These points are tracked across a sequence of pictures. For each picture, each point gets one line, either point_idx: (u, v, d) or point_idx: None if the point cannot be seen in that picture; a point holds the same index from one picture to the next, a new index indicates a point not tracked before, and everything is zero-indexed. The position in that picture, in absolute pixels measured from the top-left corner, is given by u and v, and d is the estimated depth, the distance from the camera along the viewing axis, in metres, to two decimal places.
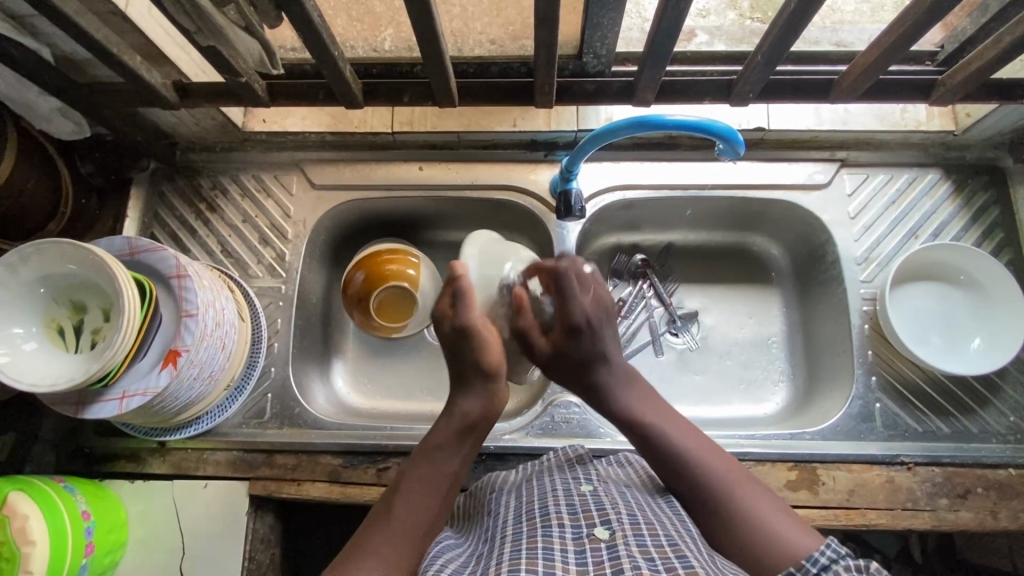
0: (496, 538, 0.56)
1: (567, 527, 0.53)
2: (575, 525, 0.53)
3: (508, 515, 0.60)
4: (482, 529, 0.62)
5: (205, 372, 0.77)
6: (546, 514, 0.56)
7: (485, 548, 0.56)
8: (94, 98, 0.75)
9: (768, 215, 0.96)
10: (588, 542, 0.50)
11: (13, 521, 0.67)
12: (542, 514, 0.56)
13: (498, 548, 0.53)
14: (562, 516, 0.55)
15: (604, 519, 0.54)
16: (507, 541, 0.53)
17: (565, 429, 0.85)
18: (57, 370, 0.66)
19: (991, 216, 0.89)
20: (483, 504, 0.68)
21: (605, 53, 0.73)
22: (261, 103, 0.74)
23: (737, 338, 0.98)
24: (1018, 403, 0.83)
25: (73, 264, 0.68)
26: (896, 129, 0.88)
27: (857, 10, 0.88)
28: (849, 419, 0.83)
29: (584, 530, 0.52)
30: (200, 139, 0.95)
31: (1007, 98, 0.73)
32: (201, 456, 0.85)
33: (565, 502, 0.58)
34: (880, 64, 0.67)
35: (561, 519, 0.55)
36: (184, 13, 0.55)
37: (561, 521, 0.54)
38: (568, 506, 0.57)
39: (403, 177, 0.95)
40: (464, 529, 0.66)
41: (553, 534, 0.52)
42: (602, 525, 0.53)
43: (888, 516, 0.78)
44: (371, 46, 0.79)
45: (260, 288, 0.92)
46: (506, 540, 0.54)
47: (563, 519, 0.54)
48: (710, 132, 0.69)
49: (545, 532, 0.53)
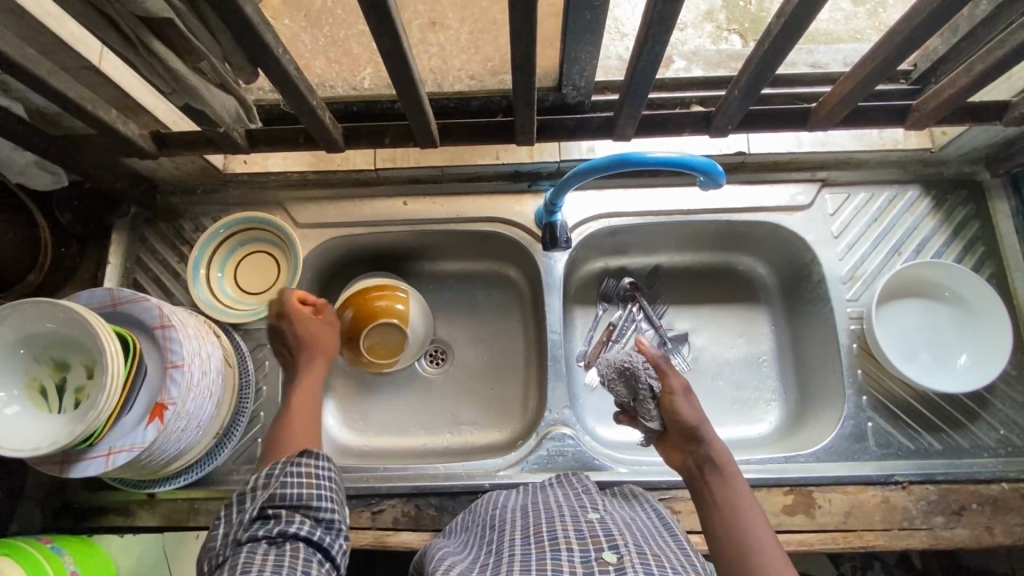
0: (502, 551, 0.56)
1: (575, 551, 0.53)
2: (583, 549, 0.53)
3: (515, 533, 0.59)
4: (482, 538, 0.63)
5: (193, 423, 0.76)
6: (553, 537, 0.56)
7: (489, 560, 0.56)
8: (71, 151, 0.74)
9: (753, 236, 0.96)
10: (597, 566, 0.50)
11: None
12: (548, 537, 0.56)
13: (503, 564, 0.53)
14: (570, 540, 0.55)
15: (612, 543, 0.53)
16: (514, 561, 0.53)
17: (560, 463, 0.84)
18: (41, 433, 0.65)
19: (972, 230, 0.90)
20: (485, 517, 0.68)
21: (584, 85, 0.73)
22: (241, 150, 0.74)
23: (727, 358, 0.98)
24: (1008, 417, 0.83)
25: (52, 322, 0.67)
26: (874, 149, 0.89)
27: (831, 18, 0.90)
28: (842, 440, 0.84)
29: (592, 554, 0.52)
30: (182, 181, 0.94)
31: (980, 120, 0.73)
32: (191, 506, 0.83)
33: (572, 528, 0.57)
34: (854, 96, 0.68)
35: (569, 543, 0.54)
36: (158, 74, 0.55)
37: (569, 545, 0.54)
38: (576, 531, 0.56)
39: (388, 213, 0.94)
40: (464, 538, 0.67)
41: (562, 557, 0.52)
42: (610, 548, 0.52)
43: (886, 537, 0.78)
44: (350, 85, 0.78)
45: (247, 330, 0.91)
46: (512, 559, 0.54)
47: (571, 543, 0.54)
48: (692, 168, 0.69)
49: (554, 555, 0.52)
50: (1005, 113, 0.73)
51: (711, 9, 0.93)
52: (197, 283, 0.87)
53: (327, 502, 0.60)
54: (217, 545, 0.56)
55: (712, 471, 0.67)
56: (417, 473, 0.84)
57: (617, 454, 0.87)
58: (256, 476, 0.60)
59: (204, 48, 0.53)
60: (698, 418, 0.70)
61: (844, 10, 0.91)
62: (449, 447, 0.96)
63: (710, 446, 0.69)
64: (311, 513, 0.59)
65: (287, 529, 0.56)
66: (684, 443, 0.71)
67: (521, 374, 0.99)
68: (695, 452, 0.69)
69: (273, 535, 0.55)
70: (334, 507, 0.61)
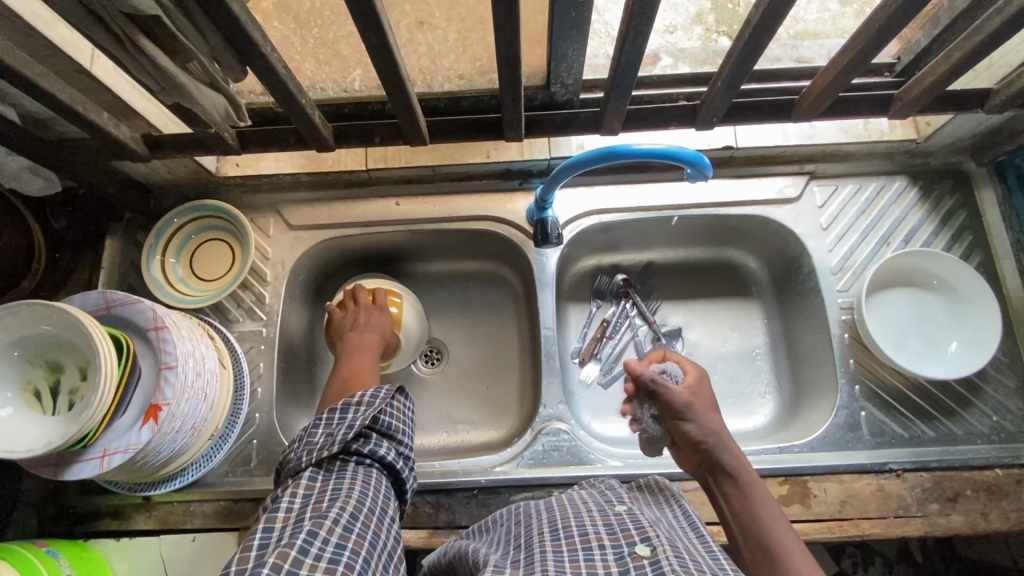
0: (531, 549, 0.56)
1: (607, 548, 0.52)
2: (615, 545, 0.53)
3: (541, 528, 0.59)
4: (509, 536, 0.63)
5: (187, 424, 0.76)
6: (584, 534, 0.56)
7: (518, 554, 0.56)
8: (63, 155, 0.75)
9: (744, 230, 0.97)
10: (631, 562, 0.49)
11: None
12: (579, 534, 0.56)
13: (534, 560, 0.53)
14: (600, 536, 0.55)
15: (644, 536, 0.53)
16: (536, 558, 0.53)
17: (556, 458, 0.84)
18: (36, 435, 0.65)
19: (959, 219, 0.91)
20: (507, 520, 0.68)
21: (573, 83, 0.74)
22: (233, 151, 0.74)
23: (721, 353, 0.99)
24: (1000, 403, 0.84)
25: (49, 325, 0.67)
26: (860, 141, 0.90)
27: (820, 18, 0.91)
28: (836, 429, 0.84)
29: (625, 549, 0.51)
30: (175, 186, 0.95)
31: (962, 109, 0.74)
32: (187, 508, 0.83)
33: (602, 522, 0.57)
34: (838, 85, 0.68)
35: (600, 540, 0.54)
36: (148, 73, 0.55)
37: (601, 542, 0.54)
38: (605, 526, 0.57)
39: (382, 214, 0.95)
40: (489, 538, 0.66)
41: (595, 557, 0.52)
42: (642, 542, 0.52)
43: (882, 525, 0.78)
44: (341, 87, 0.79)
45: (241, 332, 0.91)
46: (540, 556, 0.53)
47: (602, 540, 0.54)
48: (680, 159, 0.69)
49: (587, 555, 0.52)
50: (986, 101, 0.73)
51: (700, 12, 0.93)
52: (161, 287, 0.89)
53: (406, 437, 0.70)
54: (313, 439, 0.63)
55: (725, 476, 0.68)
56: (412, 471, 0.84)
57: (612, 448, 0.87)
58: (361, 395, 0.68)
59: (193, 47, 0.53)
60: (706, 432, 0.70)
61: (832, 10, 0.92)
62: (446, 446, 0.96)
63: (723, 457, 0.68)
64: (394, 443, 0.68)
65: (377, 452, 0.65)
66: (694, 456, 0.71)
67: (516, 372, 0.99)
68: (705, 462, 0.69)
69: (364, 454, 0.64)
70: (410, 444, 0.70)
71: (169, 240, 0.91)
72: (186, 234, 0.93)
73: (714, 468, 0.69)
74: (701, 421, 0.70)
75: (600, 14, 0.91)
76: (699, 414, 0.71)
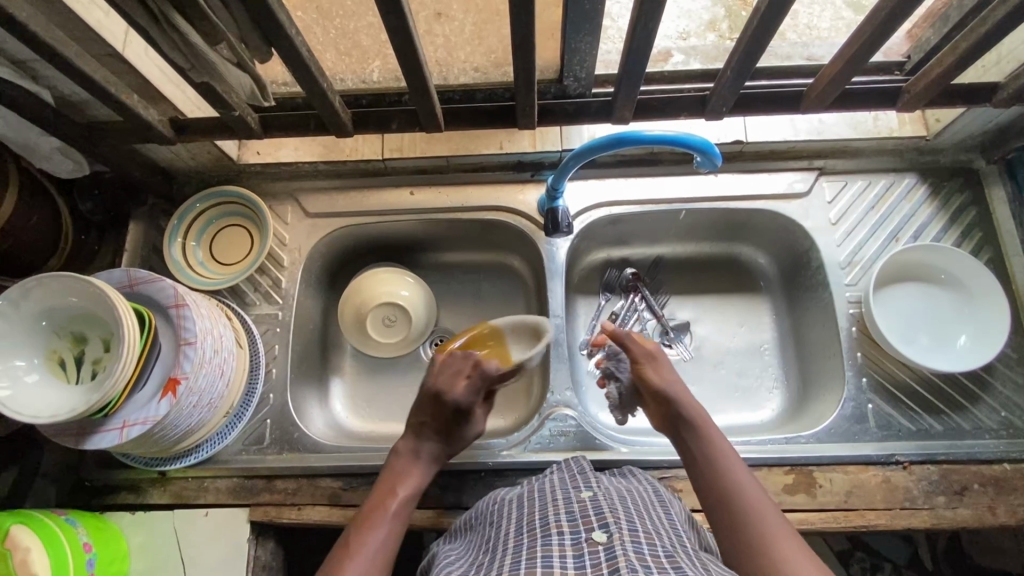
0: (497, 547, 0.58)
1: (566, 534, 0.55)
2: (574, 531, 0.55)
3: (509, 525, 0.61)
4: (482, 538, 0.64)
5: (204, 400, 0.78)
6: (545, 523, 0.58)
7: (484, 558, 0.58)
8: (93, 137, 0.78)
9: (754, 225, 0.98)
10: (587, 547, 0.52)
11: (15, 554, 0.67)
12: (541, 524, 0.58)
13: (498, 559, 0.55)
14: (561, 524, 0.57)
15: (603, 522, 0.55)
16: (508, 552, 0.55)
17: (562, 443, 0.85)
18: (59, 401, 0.67)
19: (969, 216, 0.91)
20: (484, 516, 0.70)
21: (585, 77, 0.76)
22: (255, 135, 0.77)
23: (729, 347, 0.99)
24: (1009, 399, 0.84)
25: (76, 297, 0.69)
26: (870, 136, 0.90)
27: (833, 27, 0.89)
28: (842, 421, 0.84)
29: (582, 535, 0.54)
30: (197, 172, 0.98)
31: (969, 102, 0.75)
32: (201, 484, 0.85)
33: (564, 510, 0.59)
34: (844, 76, 0.70)
35: (560, 527, 0.56)
36: (179, 51, 0.58)
37: (560, 529, 0.56)
38: (568, 513, 0.58)
39: (396, 203, 0.97)
40: (468, 538, 0.68)
41: (552, 542, 0.54)
42: (600, 528, 0.54)
43: (887, 516, 0.78)
44: (360, 78, 0.83)
45: (258, 315, 0.94)
46: (506, 551, 0.55)
47: (562, 527, 0.56)
48: (688, 146, 0.71)
49: (545, 541, 0.54)
50: (994, 95, 0.74)
51: (713, 19, 0.93)
52: (182, 269, 0.92)
53: None
54: None
55: (688, 427, 0.70)
56: None
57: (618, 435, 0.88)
58: None
59: (222, 27, 0.56)
60: (666, 381, 0.74)
61: (846, 18, 0.89)
62: None
63: (683, 405, 0.72)
64: None
65: None
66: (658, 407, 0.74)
67: None
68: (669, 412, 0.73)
69: None
70: None
71: (191, 225, 0.94)
72: (207, 221, 0.95)
73: (677, 422, 0.72)
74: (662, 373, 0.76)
75: (613, 18, 0.91)
76: (659, 366, 0.77)
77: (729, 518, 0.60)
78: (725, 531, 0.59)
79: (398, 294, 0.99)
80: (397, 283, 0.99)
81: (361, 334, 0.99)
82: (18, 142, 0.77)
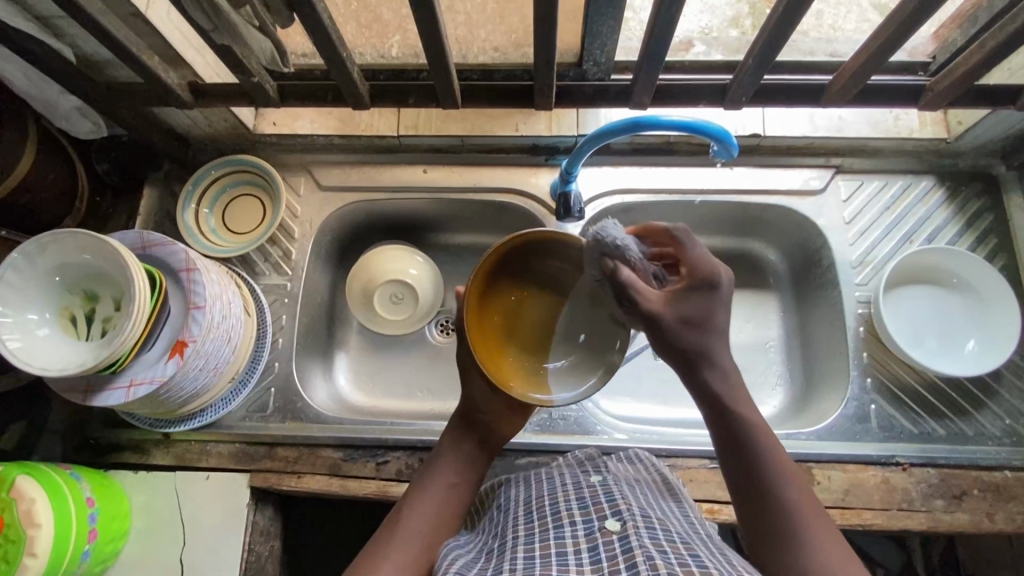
0: (505, 534, 0.58)
1: (579, 523, 0.54)
2: (586, 519, 0.54)
3: (517, 511, 0.61)
4: (490, 525, 0.64)
5: (210, 364, 0.79)
6: (556, 512, 0.58)
7: (495, 544, 0.58)
8: (114, 97, 0.78)
9: (767, 221, 0.97)
10: (600, 537, 0.51)
11: (19, 504, 0.68)
12: (551, 512, 0.58)
13: (510, 547, 0.55)
14: (573, 512, 0.57)
15: (616, 510, 0.55)
16: (518, 543, 0.55)
17: (562, 426, 0.86)
18: (69, 355, 0.68)
19: (985, 222, 0.90)
20: (492, 501, 0.70)
21: (604, 61, 0.75)
22: (273, 103, 0.77)
23: (735, 342, 0.99)
24: (1014, 407, 0.83)
25: (89, 254, 0.70)
26: (889, 136, 0.89)
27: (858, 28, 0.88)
28: (845, 420, 0.84)
29: (595, 524, 0.53)
30: (213, 141, 0.98)
31: (994, 104, 0.75)
32: (203, 448, 0.86)
33: (574, 497, 0.60)
34: (868, 70, 0.69)
35: (573, 516, 0.56)
36: (203, 12, 0.59)
37: (572, 519, 0.56)
38: (578, 502, 0.58)
39: (409, 180, 0.97)
40: (475, 526, 0.68)
41: (565, 534, 0.53)
42: (613, 516, 0.54)
43: (884, 517, 0.78)
44: (379, 52, 0.82)
45: (267, 285, 0.94)
46: (517, 541, 0.55)
47: (575, 515, 0.56)
48: (705, 133, 0.71)
49: (558, 533, 0.54)
50: (1018, 97, 0.74)
51: (736, 16, 0.92)
52: (194, 235, 0.93)
53: None
54: None
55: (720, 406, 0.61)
56: (423, 428, 0.86)
57: (618, 422, 0.88)
58: None
59: None
60: (693, 347, 0.61)
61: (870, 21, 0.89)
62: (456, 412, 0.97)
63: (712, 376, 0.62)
64: None
65: None
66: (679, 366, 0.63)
67: None
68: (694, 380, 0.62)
69: None
70: None
71: (203, 193, 0.95)
72: (218, 189, 0.95)
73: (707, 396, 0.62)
74: (686, 334, 0.61)
75: (634, 11, 0.88)
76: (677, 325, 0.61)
77: (776, 524, 0.54)
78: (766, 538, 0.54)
79: (409, 273, 1.01)
80: (409, 263, 1.01)
81: (368, 309, 1.01)
82: (38, 99, 0.78)
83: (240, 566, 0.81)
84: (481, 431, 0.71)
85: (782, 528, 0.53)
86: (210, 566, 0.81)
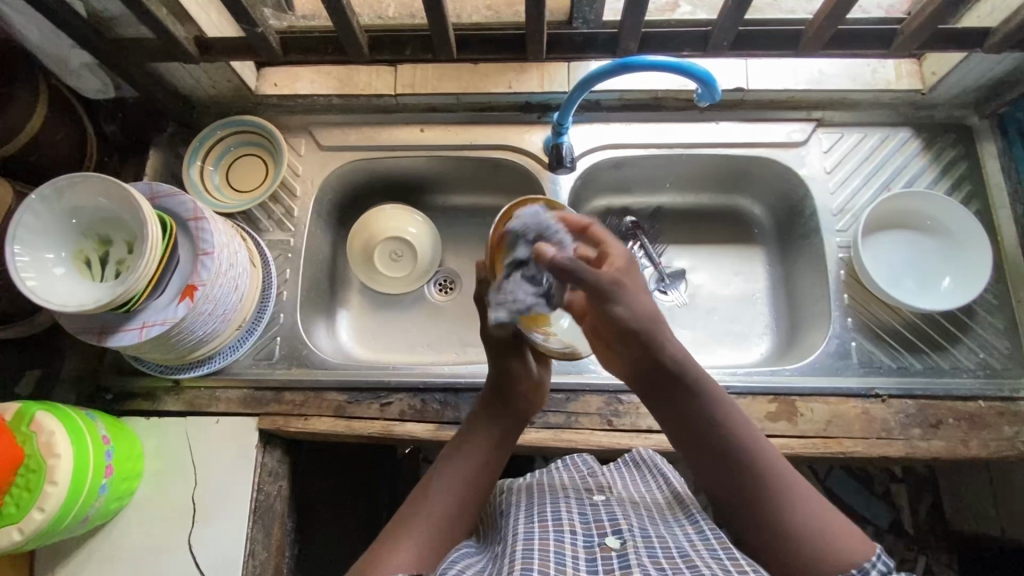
0: (505, 537, 0.62)
1: (579, 534, 0.59)
2: (587, 533, 0.60)
3: (518, 513, 0.66)
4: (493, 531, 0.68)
5: (219, 309, 0.82)
6: (558, 518, 0.62)
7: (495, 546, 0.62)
8: (122, 53, 0.81)
9: (751, 175, 1.01)
10: (599, 551, 0.56)
11: (39, 436, 0.71)
12: (553, 517, 0.62)
13: (509, 546, 0.59)
14: (574, 523, 0.61)
15: (617, 528, 0.60)
16: (517, 541, 0.59)
17: (558, 367, 0.89)
18: (84, 294, 0.72)
19: (959, 169, 0.94)
20: (492, 506, 0.74)
21: (594, 18, 0.81)
22: (276, 56, 0.81)
23: (724, 295, 1.03)
24: (987, 341, 0.87)
25: (104, 198, 0.73)
26: (868, 88, 0.93)
27: None
28: (827, 356, 0.88)
29: (596, 539, 0.58)
30: (216, 104, 1.01)
31: (962, 47, 0.79)
32: (213, 393, 0.90)
33: (576, 509, 0.64)
34: (840, 12, 0.73)
35: (573, 526, 0.61)
36: None
37: (573, 528, 0.60)
38: (580, 514, 0.63)
39: (406, 139, 1.00)
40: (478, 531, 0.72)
41: (566, 539, 0.58)
42: (613, 534, 0.59)
43: (864, 445, 0.82)
44: (376, 14, 0.87)
45: (271, 241, 0.97)
46: (516, 540, 0.59)
47: (575, 526, 0.61)
48: (688, 74, 0.74)
49: (558, 537, 0.59)
50: (985, 40, 0.78)
51: None
52: (200, 194, 0.96)
53: None
54: None
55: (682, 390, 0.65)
56: (425, 372, 0.89)
57: None
58: None
59: None
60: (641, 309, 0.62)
61: None
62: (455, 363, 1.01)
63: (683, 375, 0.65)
64: None
65: None
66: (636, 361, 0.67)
67: None
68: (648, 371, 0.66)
69: None
70: None
71: (206, 154, 0.98)
72: (223, 151, 0.99)
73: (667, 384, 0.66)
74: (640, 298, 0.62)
75: None
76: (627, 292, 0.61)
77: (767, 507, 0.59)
78: (762, 532, 0.59)
79: (408, 231, 1.05)
80: (407, 221, 1.05)
81: (370, 268, 1.05)
82: (51, 53, 0.81)
83: (251, 505, 0.84)
84: (510, 413, 0.75)
85: (769, 507, 0.59)
86: (221, 505, 0.84)
